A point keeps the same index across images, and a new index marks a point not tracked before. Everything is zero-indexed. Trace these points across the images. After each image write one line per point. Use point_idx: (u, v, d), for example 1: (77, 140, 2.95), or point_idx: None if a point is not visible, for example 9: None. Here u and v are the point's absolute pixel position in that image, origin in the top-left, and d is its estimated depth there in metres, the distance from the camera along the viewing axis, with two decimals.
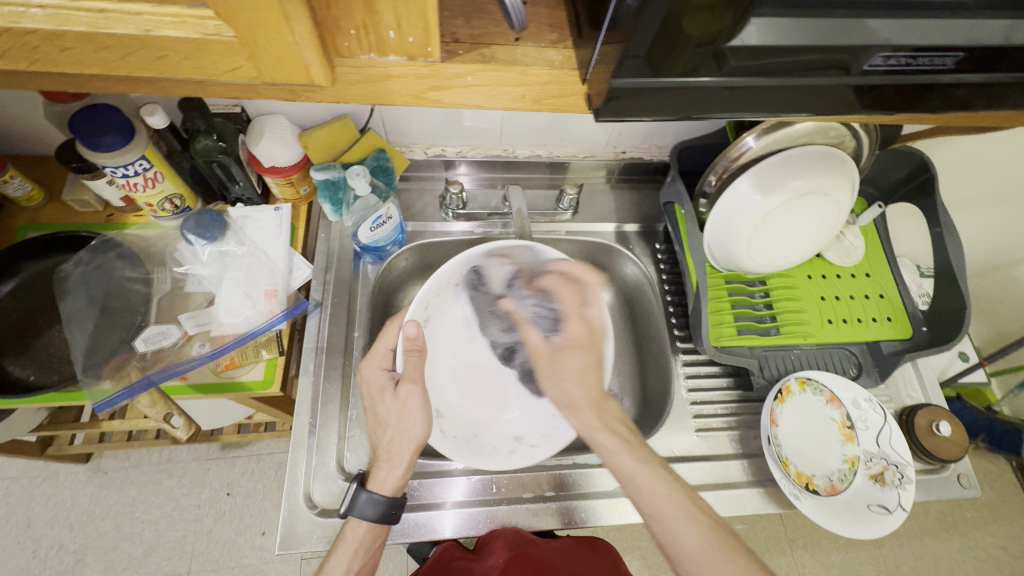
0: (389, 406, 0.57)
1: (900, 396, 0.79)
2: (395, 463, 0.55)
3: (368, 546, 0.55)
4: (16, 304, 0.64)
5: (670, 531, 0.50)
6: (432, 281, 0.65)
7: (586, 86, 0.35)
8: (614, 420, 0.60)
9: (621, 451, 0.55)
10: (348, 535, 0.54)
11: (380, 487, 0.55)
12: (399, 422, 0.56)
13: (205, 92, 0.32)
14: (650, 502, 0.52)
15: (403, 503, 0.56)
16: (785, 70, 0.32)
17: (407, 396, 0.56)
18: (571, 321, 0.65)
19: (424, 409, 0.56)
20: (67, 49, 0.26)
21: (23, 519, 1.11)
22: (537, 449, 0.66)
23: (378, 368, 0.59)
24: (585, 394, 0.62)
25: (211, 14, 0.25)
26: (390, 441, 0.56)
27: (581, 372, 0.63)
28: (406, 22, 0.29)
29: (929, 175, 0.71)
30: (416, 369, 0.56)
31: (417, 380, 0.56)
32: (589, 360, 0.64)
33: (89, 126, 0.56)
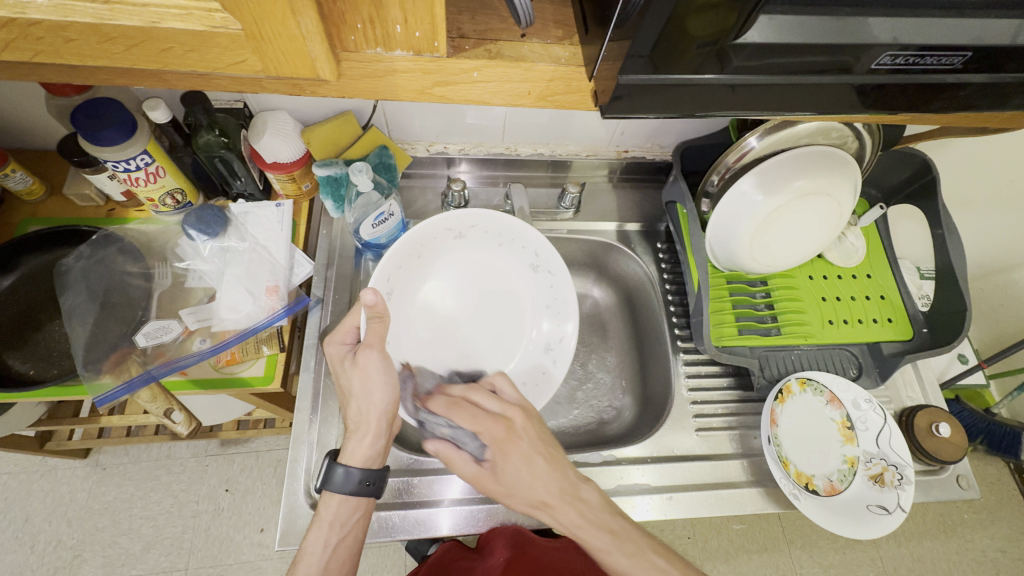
0: (351, 375, 0.56)
1: (899, 397, 0.79)
2: (365, 430, 0.55)
3: (345, 521, 0.54)
4: (17, 298, 0.64)
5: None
6: (397, 250, 0.64)
7: (593, 83, 0.35)
8: (594, 507, 0.52)
9: (617, 550, 0.50)
10: (323, 511, 0.53)
11: (352, 459, 0.55)
12: (363, 390, 0.55)
13: (210, 85, 0.32)
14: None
15: (378, 474, 0.55)
16: (791, 69, 0.32)
17: (367, 360, 0.55)
18: (479, 420, 0.55)
19: (384, 373, 0.55)
20: (72, 40, 0.26)
21: (22, 514, 1.10)
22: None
23: (340, 342, 0.59)
24: (554, 485, 0.52)
25: (218, 6, 0.25)
26: (356, 410, 0.55)
27: (531, 467, 0.52)
28: (413, 16, 0.29)
29: (932, 177, 0.71)
30: (376, 335, 0.55)
31: (374, 346, 0.55)
32: (527, 450, 0.53)
33: (90, 120, 0.56)
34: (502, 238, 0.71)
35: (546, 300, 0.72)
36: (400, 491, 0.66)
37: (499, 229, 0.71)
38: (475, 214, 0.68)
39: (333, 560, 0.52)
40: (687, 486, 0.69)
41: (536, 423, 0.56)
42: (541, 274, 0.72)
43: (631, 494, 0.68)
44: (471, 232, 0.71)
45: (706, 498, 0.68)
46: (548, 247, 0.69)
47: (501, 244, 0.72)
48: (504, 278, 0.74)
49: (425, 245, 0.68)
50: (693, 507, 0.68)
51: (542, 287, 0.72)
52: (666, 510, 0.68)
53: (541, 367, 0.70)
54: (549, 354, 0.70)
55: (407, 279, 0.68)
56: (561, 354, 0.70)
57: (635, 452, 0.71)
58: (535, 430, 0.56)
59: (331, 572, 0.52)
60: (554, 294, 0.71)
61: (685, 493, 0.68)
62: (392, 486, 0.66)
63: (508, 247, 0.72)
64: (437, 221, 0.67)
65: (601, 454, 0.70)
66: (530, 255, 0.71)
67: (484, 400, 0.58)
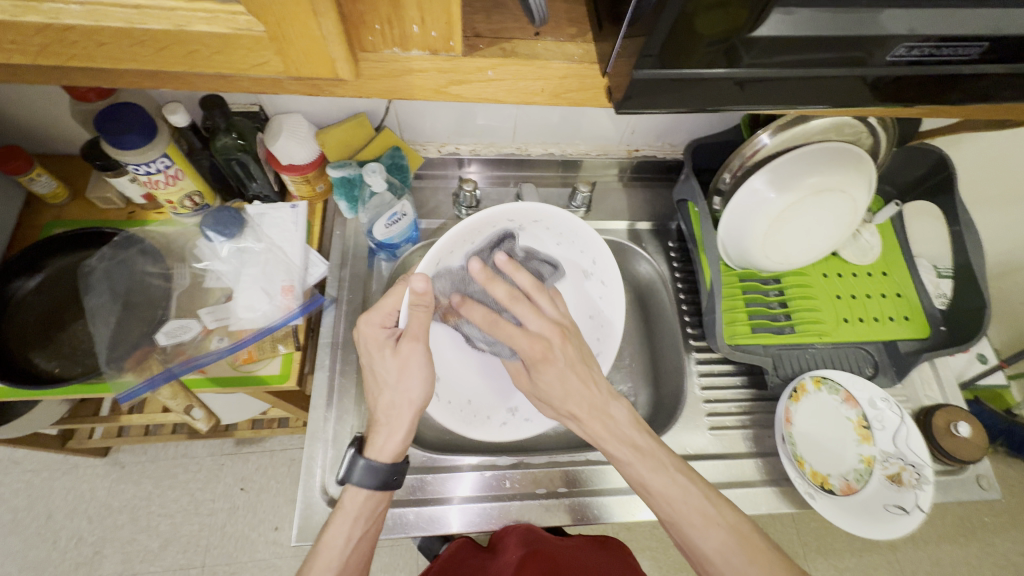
0: (388, 363, 0.56)
1: (917, 397, 0.78)
2: (393, 427, 0.56)
3: (368, 514, 0.55)
4: (43, 298, 0.66)
5: (696, 528, 0.51)
6: (453, 234, 0.58)
7: (606, 80, 0.35)
8: (619, 424, 0.56)
9: (633, 461, 0.54)
10: (347, 503, 0.54)
11: (380, 454, 0.55)
12: (397, 381, 0.56)
13: (232, 87, 0.33)
14: (676, 513, 0.52)
15: (401, 468, 0.56)
16: (805, 63, 0.32)
17: (408, 352, 0.55)
18: (518, 339, 0.53)
19: (426, 368, 0.56)
20: (103, 44, 0.27)
21: (44, 511, 1.13)
22: (531, 422, 0.68)
23: (377, 325, 0.56)
24: (587, 401, 0.55)
25: (242, 9, 0.26)
26: (389, 403, 0.56)
27: (565, 385, 0.54)
28: (429, 16, 0.29)
29: (948, 172, 0.70)
30: (421, 327, 0.54)
31: (420, 338, 0.55)
32: (561, 369, 0.54)
33: (112, 124, 0.57)
34: (561, 237, 0.68)
35: (590, 309, 0.72)
36: (414, 488, 0.66)
37: (562, 226, 0.67)
38: (543, 207, 0.63)
39: (353, 552, 0.53)
40: None
41: (573, 346, 0.55)
42: (591, 283, 0.71)
43: None
44: (533, 227, 0.66)
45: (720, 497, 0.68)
46: (607, 257, 0.69)
47: (559, 242, 0.68)
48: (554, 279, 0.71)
49: (483, 233, 0.62)
50: None
51: (589, 295, 0.71)
52: None
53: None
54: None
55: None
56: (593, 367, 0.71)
57: None
58: (572, 349, 0.55)
59: (352, 563, 0.53)
60: (600, 307, 0.71)
61: None
62: (405, 484, 0.66)
63: (566, 247, 0.69)
64: (503, 210, 0.62)
65: None
66: (586, 261, 0.70)
67: (527, 313, 0.54)
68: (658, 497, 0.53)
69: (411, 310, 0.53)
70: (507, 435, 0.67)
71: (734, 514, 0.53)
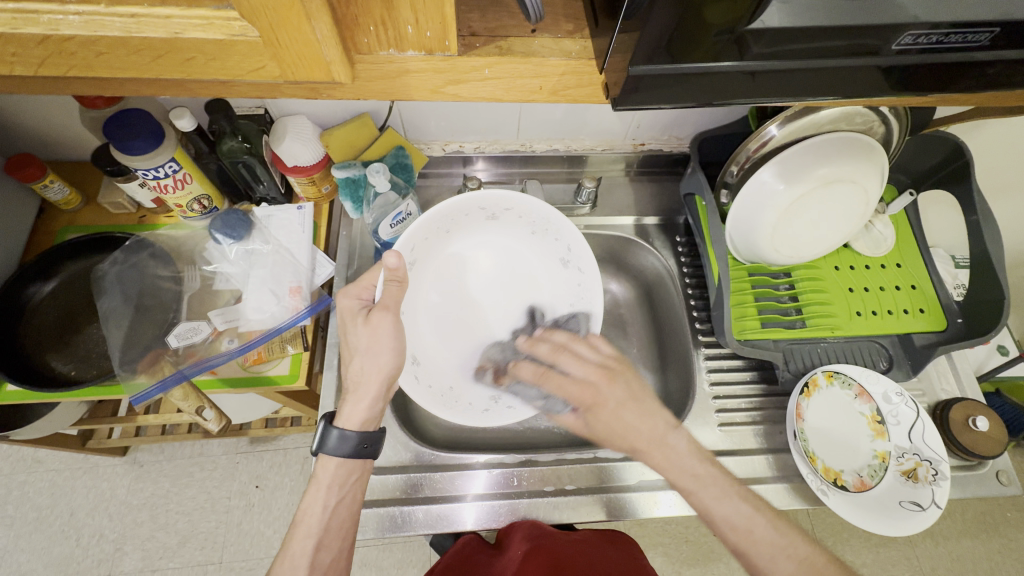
0: (360, 332, 0.56)
1: (934, 390, 0.76)
2: (362, 392, 0.56)
3: (343, 482, 0.55)
4: (58, 302, 0.68)
5: (765, 558, 0.48)
6: (426, 219, 0.64)
7: (604, 76, 0.35)
8: (680, 454, 0.54)
9: (708, 487, 0.52)
10: (320, 472, 0.55)
11: (349, 422, 0.56)
12: (367, 348, 0.56)
13: (231, 92, 0.33)
14: (744, 544, 0.49)
15: (375, 436, 0.56)
16: (811, 54, 0.31)
17: (380, 322, 0.55)
18: (566, 387, 0.58)
19: (394, 338, 0.56)
20: (102, 54, 0.27)
21: (67, 509, 1.16)
22: (513, 408, 0.65)
23: (353, 296, 0.58)
24: (645, 433, 0.55)
25: (236, 15, 0.26)
26: (358, 370, 0.56)
27: (623, 420, 0.55)
28: (423, 16, 0.29)
29: (965, 160, 0.68)
30: (393, 298, 0.56)
31: (390, 309, 0.56)
32: (619, 404, 0.56)
33: (121, 131, 0.58)
34: (534, 226, 0.70)
35: (571, 298, 0.71)
36: (422, 486, 0.66)
37: (532, 217, 0.70)
38: (509, 197, 0.67)
39: (332, 520, 0.54)
40: None
41: (621, 386, 0.57)
42: (570, 270, 0.71)
43: (654, 490, 0.67)
44: (504, 215, 0.70)
45: None
46: (580, 241, 0.68)
47: (533, 233, 0.71)
48: (528, 266, 0.73)
49: (454, 221, 0.67)
50: None
51: (568, 283, 0.71)
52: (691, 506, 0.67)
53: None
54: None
55: (431, 250, 0.69)
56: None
57: None
58: (630, 384, 0.57)
59: (333, 531, 0.54)
60: (581, 294, 0.70)
61: None
62: (410, 481, 0.67)
63: (539, 237, 0.71)
64: (471, 199, 0.67)
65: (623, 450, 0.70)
66: (562, 249, 0.70)
67: (572, 363, 0.59)
68: (727, 530, 0.50)
69: (386, 284, 0.56)
70: (490, 419, 0.63)
71: (809, 547, 0.49)
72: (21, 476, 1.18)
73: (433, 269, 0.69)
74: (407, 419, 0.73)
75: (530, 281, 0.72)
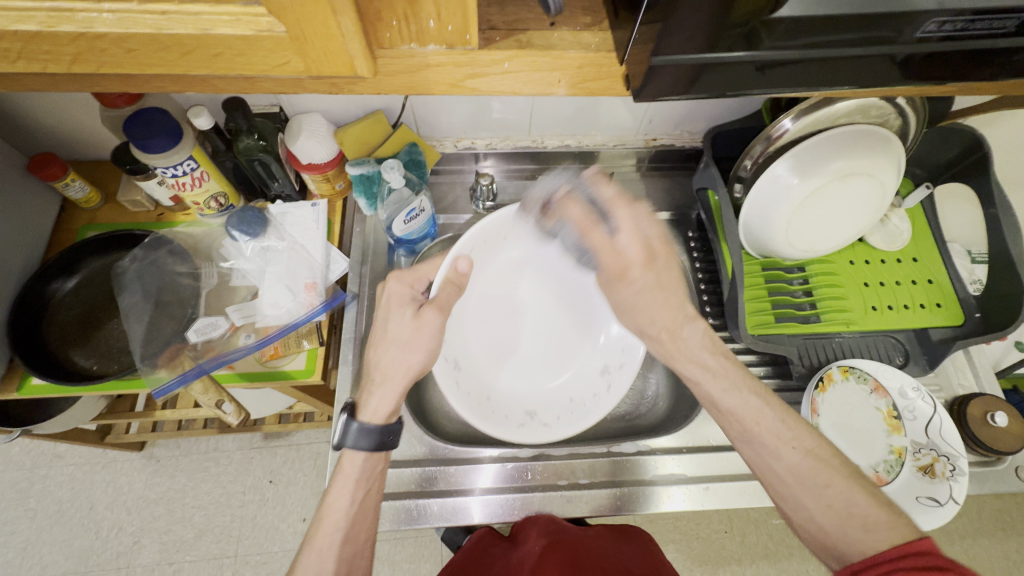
0: (404, 324, 0.57)
1: (951, 385, 0.75)
2: (392, 384, 0.56)
3: (369, 476, 0.56)
4: (81, 299, 0.69)
5: (765, 452, 0.49)
6: (482, 226, 0.65)
7: (624, 68, 0.35)
8: (691, 346, 0.55)
9: (711, 375, 0.53)
10: (347, 466, 0.55)
11: (374, 416, 0.55)
12: (406, 342, 0.56)
13: (256, 88, 0.33)
14: (746, 440, 0.51)
15: (396, 428, 0.56)
16: (833, 44, 0.31)
17: (429, 320, 0.57)
18: (607, 252, 0.58)
19: (436, 339, 0.57)
20: (132, 50, 0.28)
21: (86, 502, 1.18)
22: (548, 427, 0.65)
23: (407, 285, 0.60)
24: (661, 317, 0.56)
25: (263, 10, 0.26)
26: (389, 362, 0.56)
27: (645, 297, 0.57)
28: (445, 10, 0.29)
29: (983, 152, 0.68)
30: (446, 301, 0.59)
31: (442, 310, 0.58)
32: (642, 283, 0.56)
33: (141, 129, 0.59)
34: None
35: (619, 320, 0.69)
36: (436, 480, 0.67)
37: None
38: None
39: (359, 511, 0.54)
40: (724, 477, 0.68)
41: (654, 273, 0.56)
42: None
43: (667, 485, 0.67)
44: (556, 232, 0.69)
45: (744, 489, 0.67)
46: None
47: None
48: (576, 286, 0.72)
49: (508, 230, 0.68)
50: (730, 499, 0.67)
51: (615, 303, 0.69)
52: (704, 500, 0.67)
53: (593, 386, 0.68)
54: (603, 377, 0.68)
55: (485, 259, 0.69)
56: (616, 380, 0.67)
57: (670, 442, 0.71)
58: (672, 270, 0.57)
59: (359, 524, 0.54)
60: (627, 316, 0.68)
61: (723, 483, 0.67)
62: (425, 475, 0.67)
63: None
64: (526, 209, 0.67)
65: (636, 444, 0.70)
66: None
67: (624, 224, 0.57)
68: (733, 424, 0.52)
69: (444, 285, 0.59)
70: (526, 434, 0.63)
71: (816, 440, 0.49)
72: (42, 470, 1.20)
73: (484, 277, 0.69)
74: (421, 411, 0.73)
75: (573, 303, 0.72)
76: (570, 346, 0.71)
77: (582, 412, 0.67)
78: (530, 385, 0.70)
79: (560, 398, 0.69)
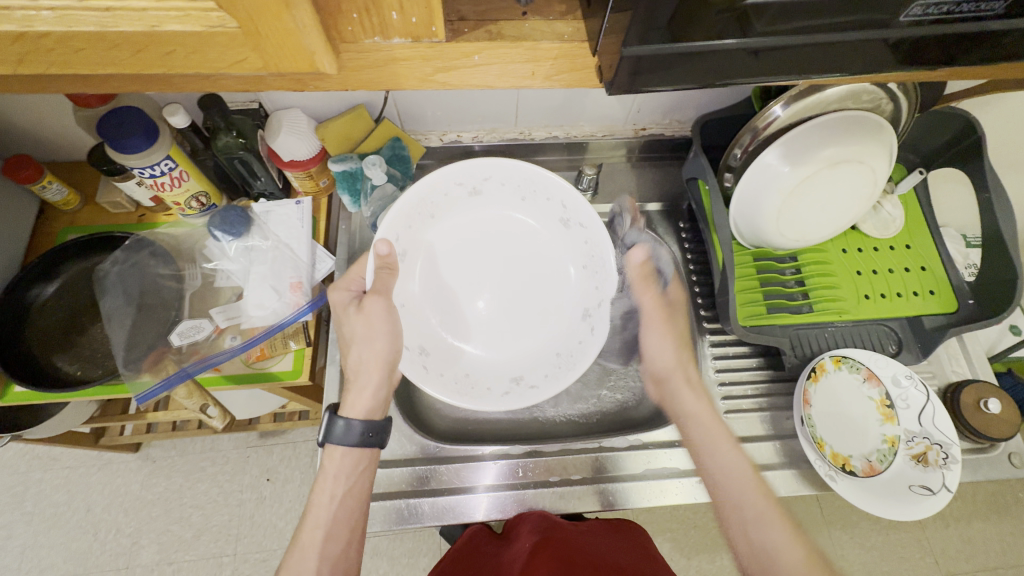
0: (354, 322, 0.57)
1: (944, 372, 0.75)
2: (362, 382, 0.56)
3: (351, 472, 0.56)
4: (61, 304, 0.68)
5: (771, 547, 0.50)
6: (403, 206, 0.62)
7: (596, 58, 0.34)
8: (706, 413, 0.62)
9: (730, 450, 0.58)
10: (327, 464, 0.55)
11: (354, 410, 0.56)
12: (365, 336, 0.56)
13: (217, 86, 0.32)
14: (748, 530, 0.52)
15: (381, 426, 0.56)
16: (816, 28, 0.30)
17: (373, 308, 0.56)
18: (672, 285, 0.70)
19: (388, 321, 0.56)
20: (80, 50, 0.26)
21: (83, 505, 1.18)
22: (535, 389, 0.64)
23: (344, 289, 0.60)
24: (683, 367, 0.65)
25: (213, 5, 0.25)
26: (357, 359, 0.57)
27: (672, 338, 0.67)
28: (407, 1, 0.28)
29: (977, 137, 0.66)
30: (384, 283, 0.57)
31: (381, 293, 0.56)
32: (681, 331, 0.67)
33: (115, 129, 0.58)
34: (522, 191, 0.67)
35: (584, 257, 0.67)
36: (428, 479, 0.67)
37: (517, 180, 0.66)
38: (486, 164, 0.65)
39: (341, 510, 0.54)
40: None
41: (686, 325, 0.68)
42: (572, 229, 0.67)
43: (659, 478, 0.67)
44: (485, 187, 0.67)
45: None
46: (573, 195, 0.64)
47: (522, 198, 0.68)
48: (528, 233, 0.70)
49: (433, 202, 0.65)
50: None
51: (577, 242, 0.67)
52: (697, 494, 0.67)
53: (578, 335, 0.65)
54: (586, 322, 0.65)
55: (420, 240, 0.67)
56: (598, 321, 0.64)
57: (662, 436, 0.70)
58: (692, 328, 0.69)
59: (340, 522, 0.54)
60: (590, 251, 0.66)
61: None
62: (418, 474, 0.67)
63: (531, 200, 0.68)
64: (444, 176, 0.64)
65: (628, 439, 0.70)
66: (558, 209, 0.67)
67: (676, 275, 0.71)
68: (731, 510, 0.55)
69: (376, 271, 0.57)
70: (509, 403, 0.62)
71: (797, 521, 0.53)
72: (37, 474, 1.20)
73: (427, 257, 0.67)
74: (410, 410, 0.72)
75: (533, 252, 0.70)
76: (546, 301, 0.69)
77: (569, 363, 0.64)
78: (508, 350, 0.67)
79: (547, 355, 0.67)
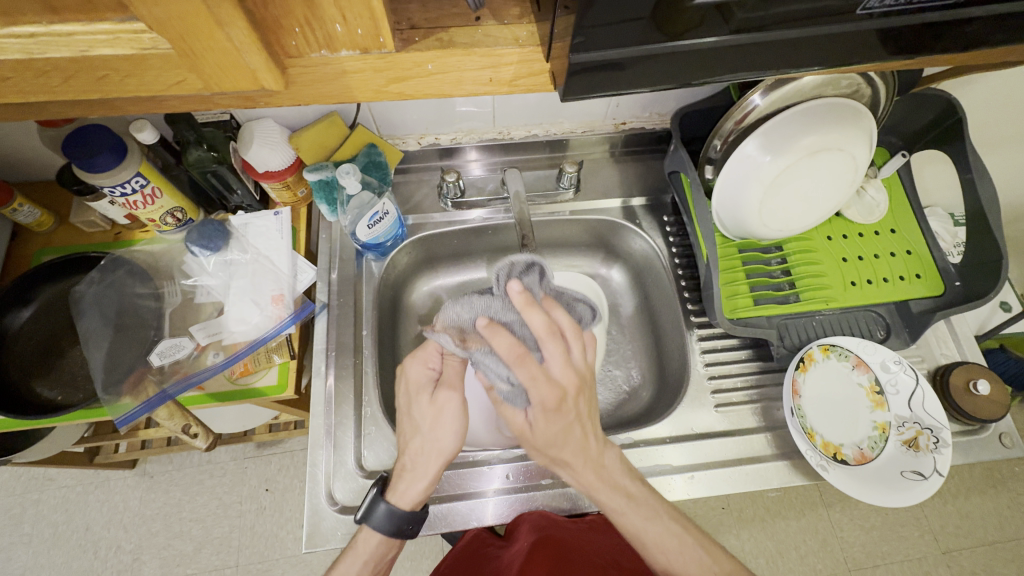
0: (423, 411, 0.56)
1: (933, 355, 0.75)
2: (416, 474, 0.55)
3: (378, 559, 0.56)
4: (37, 329, 0.66)
5: None
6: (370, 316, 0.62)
7: (551, 64, 0.33)
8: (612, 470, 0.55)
9: (626, 511, 0.54)
10: (360, 544, 0.56)
11: (401, 499, 0.55)
12: (430, 430, 0.55)
13: (163, 107, 0.31)
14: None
15: (418, 518, 0.56)
16: (779, 22, 0.30)
17: (446, 401, 0.55)
18: (539, 385, 0.46)
19: (458, 420, 0.55)
20: (9, 79, 0.26)
21: (82, 523, 1.17)
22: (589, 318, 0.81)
23: (421, 367, 0.58)
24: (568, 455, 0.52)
25: (142, 27, 0.24)
26: (417, 450, 0.55)
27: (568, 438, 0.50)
28: (350, 13, 0.27)
29: (957, 118, 0.66)
30: (458, 376, 0.57)
31: (455, 387, 0.56)
32: (570, 423, 0.49)
33: (80, 148, 0.56)
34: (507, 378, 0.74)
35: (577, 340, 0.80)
36: None
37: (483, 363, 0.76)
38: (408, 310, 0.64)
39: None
40: (710, 464, 0.68)
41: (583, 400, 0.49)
42: None
43: (652, 476, 0.67)
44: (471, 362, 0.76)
45: (730, 474, 0.67)
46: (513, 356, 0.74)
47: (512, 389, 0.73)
48: None
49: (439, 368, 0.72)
50: (717, 485, 0.66)
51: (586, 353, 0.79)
52: (691, 489, 0.66)
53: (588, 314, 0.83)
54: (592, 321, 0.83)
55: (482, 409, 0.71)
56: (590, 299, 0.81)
57: (654, 432, 0.70)
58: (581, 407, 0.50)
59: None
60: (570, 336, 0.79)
61: (708, 471, 0.67)
62: None
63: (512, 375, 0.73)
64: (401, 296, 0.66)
65: (619, 438, 0.69)
66: None
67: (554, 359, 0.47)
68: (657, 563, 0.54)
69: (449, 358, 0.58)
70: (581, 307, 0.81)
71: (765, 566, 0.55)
72: (34, 494, 1.19)
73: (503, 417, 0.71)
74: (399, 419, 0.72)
75: None
76: None
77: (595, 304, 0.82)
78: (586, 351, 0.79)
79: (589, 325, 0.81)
